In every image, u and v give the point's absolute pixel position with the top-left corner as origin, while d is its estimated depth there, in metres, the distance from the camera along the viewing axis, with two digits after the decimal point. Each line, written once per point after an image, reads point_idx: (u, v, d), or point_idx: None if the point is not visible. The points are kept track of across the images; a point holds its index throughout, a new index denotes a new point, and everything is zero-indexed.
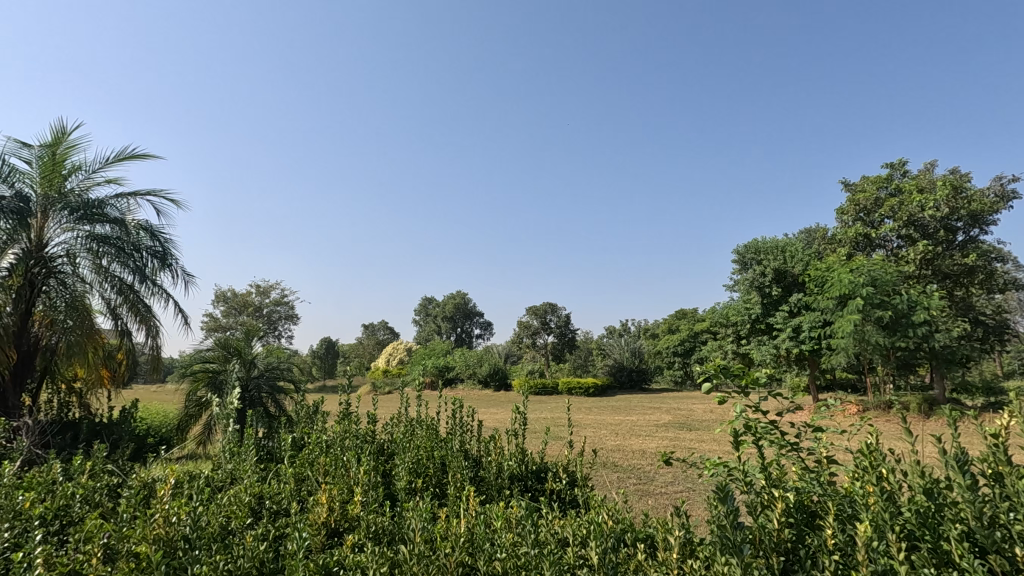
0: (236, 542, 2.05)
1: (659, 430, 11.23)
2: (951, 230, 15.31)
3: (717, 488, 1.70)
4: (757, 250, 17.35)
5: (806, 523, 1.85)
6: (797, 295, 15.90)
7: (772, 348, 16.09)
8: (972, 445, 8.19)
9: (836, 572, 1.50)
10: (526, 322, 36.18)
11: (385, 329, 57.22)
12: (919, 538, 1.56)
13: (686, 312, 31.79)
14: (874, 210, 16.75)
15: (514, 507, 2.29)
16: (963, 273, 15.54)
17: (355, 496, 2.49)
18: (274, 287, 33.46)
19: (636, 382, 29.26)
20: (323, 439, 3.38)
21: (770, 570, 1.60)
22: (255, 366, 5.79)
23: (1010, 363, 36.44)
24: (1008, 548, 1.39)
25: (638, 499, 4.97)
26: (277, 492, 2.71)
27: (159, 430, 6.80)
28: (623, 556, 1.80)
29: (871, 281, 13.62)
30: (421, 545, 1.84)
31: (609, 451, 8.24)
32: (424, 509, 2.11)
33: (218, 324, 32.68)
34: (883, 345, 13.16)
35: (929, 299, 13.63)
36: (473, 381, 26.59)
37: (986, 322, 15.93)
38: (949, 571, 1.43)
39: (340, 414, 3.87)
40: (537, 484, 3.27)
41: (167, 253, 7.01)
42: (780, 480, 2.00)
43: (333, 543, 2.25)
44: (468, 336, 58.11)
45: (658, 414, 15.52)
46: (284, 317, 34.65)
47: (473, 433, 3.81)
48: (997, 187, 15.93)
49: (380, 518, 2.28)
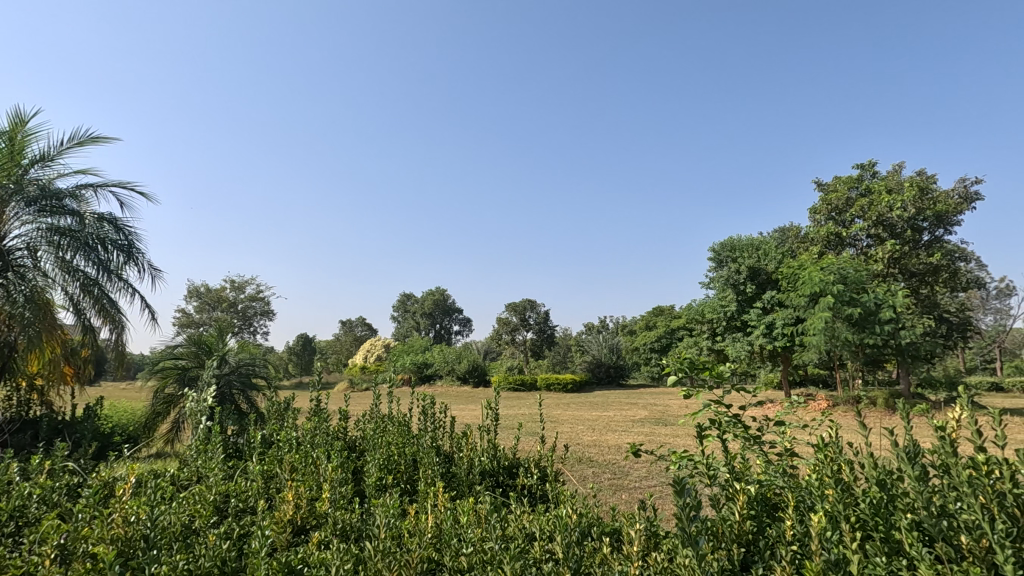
0: (199, 541, 2.01)
1: (635, 426, 11.37)
2: (917, 230, 15.77)
3: (673, 482, 1.72)
4: (732, 248, 17.73)
5: (766, 515, 1.88)
6: (770, 293, 16.21)
7: (746, 344, 16.36)
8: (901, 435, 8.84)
9: (791, 561, 1.53)
10: (505, 319, 36.22)
11: (364, 325, 56.81)
12: (872, 527, 1.60)
13: (663, 309, 32.27)
14: (845, 210, 17.14)
15: (482, 503, 2.28)
16: (929, 272, 16.00)
17: (323, 493, 2.46)
18: (249, 282, 32.92)
19: (614, 378, 29.55)
20: (293, 437, 3.32)
21: (730, 559, 1.64)
22: (226, 363, 5.64)
23: (972, 360, 37.82)
24: (954, 536, 1.44)
25: (611, 494, 5.04)
26: (244, 489, 2.67)
27: (125, 428, 6.62)
28: (589, 550, 1.79)
29: (842, 280, 13.96)
30: (386, 541, 1.83)
31: (584, 447, 8.29)
32: (391, 506, 2.10)
33: (191, 320, 32.05)
34: (852, 341, 13.51)
35: (895, 297, 14.04)
36: (452, 377, 26.55)
37: (950, 320, 16.45)
38: (898, 560, 1.47)
39: (311, 411, 3.82)
40: (509, 479, 3.26)
41: (133, 247, 6.81)
42: (742, 473, 2.04)
43: (299, 540, 2.23)
44: (448, 333, 58.05)
45: (635, 410, 15.68)
46: (260, 313, 34.10)
47: (445, 429, 3.80)
48: (961, 189, 16.45)
49: (347, 514, 2.26)
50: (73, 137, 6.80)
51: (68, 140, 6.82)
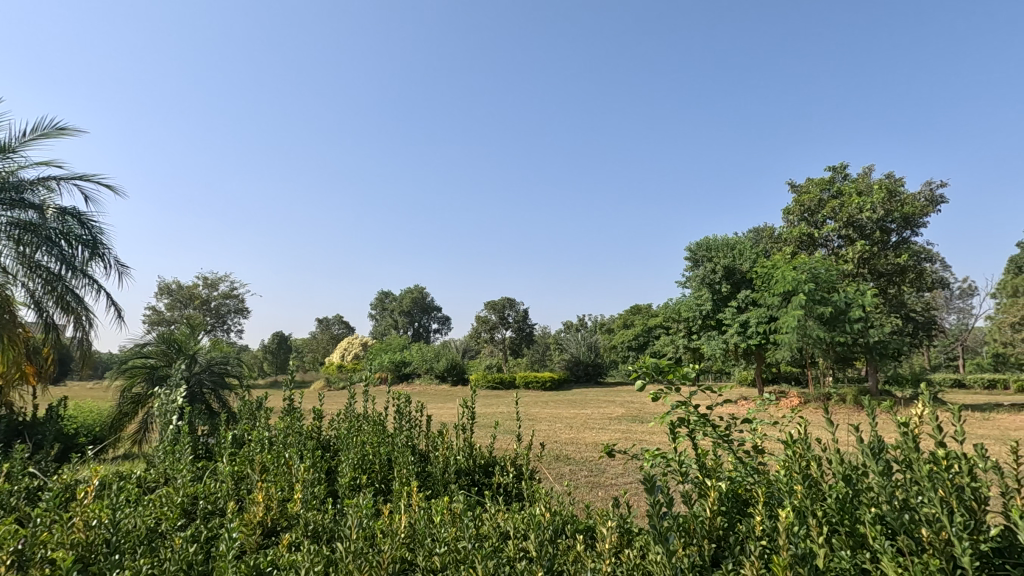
0: (164, 545, 1.96)
1: (612, 424, 11.46)
2: (885, 231, 16.21)
3: (643, 478, 1.73)
4: (708, 248, 18.00)
5: (737, 511, 1.91)
6: (745, 292, 16.49)
7: (721, 342, 16.60)
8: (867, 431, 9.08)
9: (760, 556, 1.55)
10: (484, 317, 36.18)
11: (341, 323, 56.22)
12: (837, 522, 1.63)
13: (641, 308, 32.62)
14: (817, 211, 17.52)
15: (455, 502, 2.27)
16: (896, 273, 16.47)
17: (295, 494, 2.42)
18: (222, 279, 32.27)
19: (591, 376, 29.74)
20: (265, 436, 3.26)
21: (702, 555, 1.66)
22: (197, 362, 5.52)
23: (936, 357, 39.07)
24: (915, 529, 1.48)
25: (587, 491, 5.08)
26: (214, 490, 2.61)
27: (91, 429, 6.44)
28: (563, 548, 1.79)
29: (813, 279, 14.28)
30: (359, 542, 1.81)
31: (561, 445, 8.32)
32: (365, 506, 2.08)
33: (162, 318, 31.32)
34: (823, 338, 13.83)
35: (865, 296, 14.43)
36: (431, 376, 26.43)
37: (915, 318, 16.94)
38: (863, 553, 1.51)
39: (284, 411, 3.75)
40: (484, 478, 3.26)
41: (98, 243, 6.60)
42: (714, 469, 2.07)
43: (269, 542, 2.19)
44: (426, 331, 57.77)
45: (612, 408, 15.81)
46: (234, 311, 33.46)
47: (420, 428, 3.78)
48: (927, 192, 16.98)
49: (319, 515, 2.22)
50: (36, 129, 6.58)
51: (30, 132, 6.59)
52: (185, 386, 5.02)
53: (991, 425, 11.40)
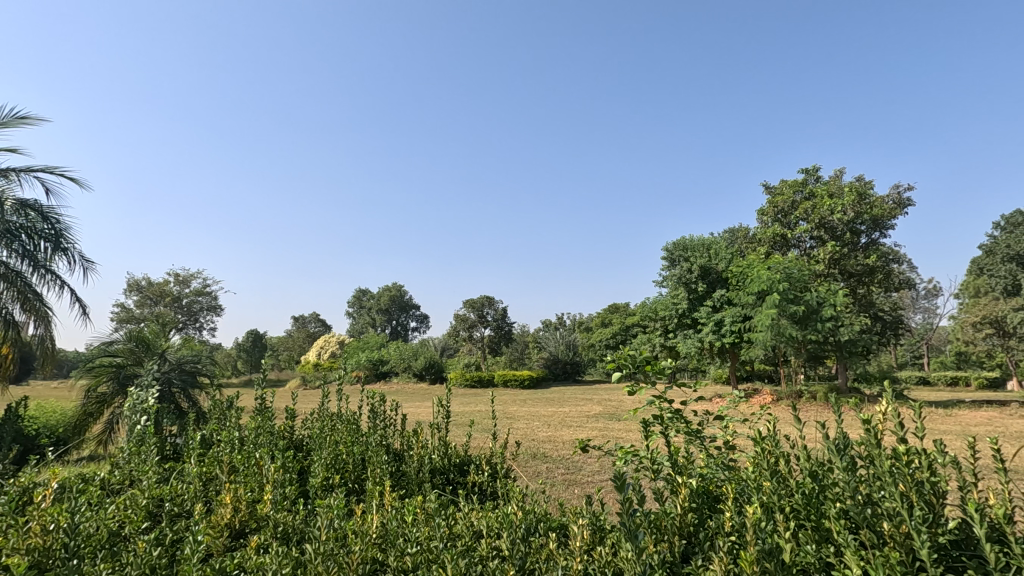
0: (126, 549, 1.90)
1: (590, 422, 11.55)
2: (855, 233, 16.63)
3: (614, 477, 1.73)
4: (684, 248, 18.24)
5: (708, 507, 1.93)
6: (720, 291, 16.75)
7: (697, 340, 16.83)
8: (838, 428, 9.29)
9: (728, 552, 1.56)
10: (462, 315, 36.09)
11: (317, 321, 55.53)
12: (803, 517, 1.66)
13: (619, 307, 32.94)
14: (790, 212, 17.89)
15: (429, 502, 2.25)
16: (865, 273, 16.91)
17: (265, 494, 2.38)
18: (194, 276, 31.58)
19: (570, 374, 29.92)
20: (235, 436, 3.20)
21: (672, 551, 1.68)
22: (166, 361, 5.39)
23: (903, 355, 40.25)
24: (876, 523, 1.52)
25: (563, 489, 5.10)
26: (181, 492, 2.55)
27: (54, 429, 6.23)
28: (536, 546, 1.79)
29: (786, 279, 14.57)
30: (329, 543, 1.78)
31: (538, 443, 8.35)
32: (336, 507, 2.05)
33: (131, 315, 30.50)
34: (796, 337, 14.12)
35: (836, 296, 14.78)
36: (408, 374, 26.27)
37: (884, 318, 17.38)
38: (828, 546, 1.54)
39: (256, 410, 3.68)
40: (459, 476, 3.24)
41: (61, 237, 6.40)
42: (686, 466, 2.09)
43: (236, 545, 2.13)
44: (404, 329, 57.40)
45: (590, 406, 15.92)
46: (206, 309, 32.73)
47: (395, 427, 3.75)
48: (895, 196, 17.48)
49: (289, 516, 2.19)
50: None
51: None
52: (155, 385, 4.90)
53: (954, 421, 11.78)
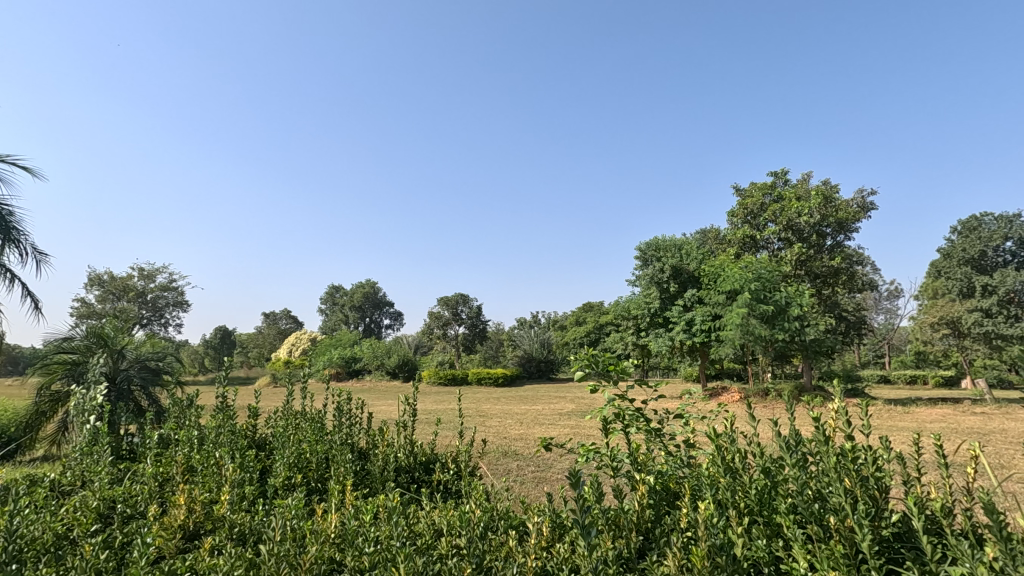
0: (73, 552, 1.85)
1: (562, 419, 11.62)
2: (821, 235, 17.10)
3: (568, 473, 1.71)
4: (657, 248, 18.48)
5: (666, 503, 1.96)
6: (692, 291, 17.01)
7: (668, 339, 17.05)
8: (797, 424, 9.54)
9: (681, 547, 1.58)
10: (437, 313, 35.91)
11: (288, 318, 54.58)
12: (756, 513, 1.69)
13: (593, 305, 33.24)
14: (759, 214, 18.28)
15: (390, 500, 2.23)
16: (830, 274, 17.38)
17: (221, 495, 2.33)
18: (160, 270, 30.66)
19: (544, 372, 30.10)
20: (194, 435, 3.11)
21: (629, 546, 1.71)
22: (125, 357, 5.22)
23: (865, 354, 41.54)
24: (823, 518, 1.56)
25: (532, 487, 5.13)
26: (135, 493, 2.48)
27: (7, 428, 6.00)
28: (495, 544, 1.79)
29: (756, 279, 14.88)
30: (283, 544, 1.74)
31: (509, 441, 8.38)
32: (296, 507, 2.01)
33: (92, 310, 29.51)
34: (764, 336, 14.42)
35: (803, 296, 15.20)
36: (382, 372, 26.08)
37: (848, 318, 17.86)
38: (777, 541, 1.58)
39: (217, 408, 3.59)
40: (425, 475, 3.22)
41: (10, 229, 6.14)
42: (644, 464, 2.12)
43: (190, 546, 2.09)
44: (377, 326, 56.87)
45: (563, 404, 16.02)
46: (172, 304, 31.82)
47: (361, 426, 3.69)
48: (859, 199, 17.99)
49: (246, 517, 2.15)
50: None
51: None
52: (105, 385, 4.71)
53: (912, 418, 12.16)
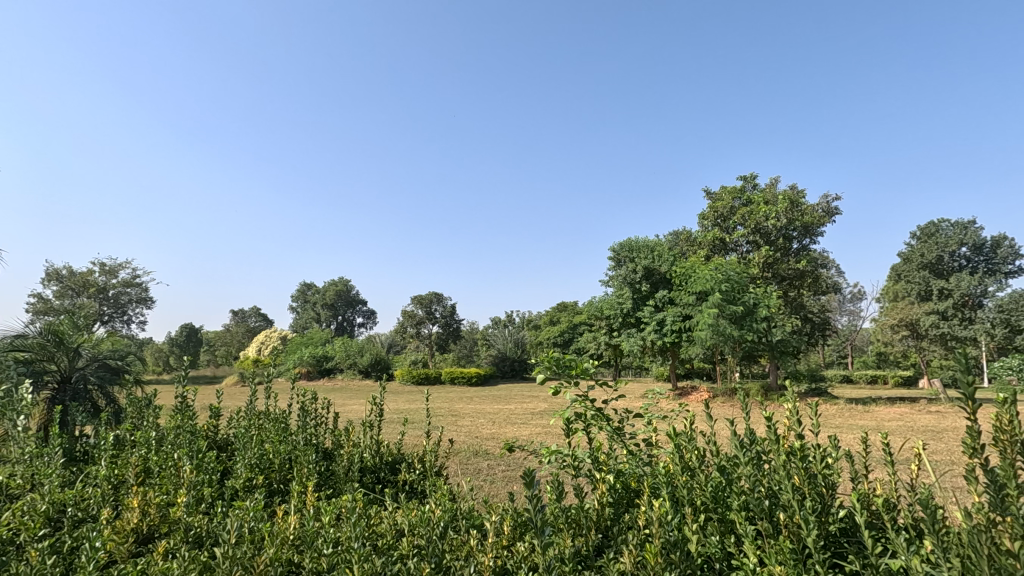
0: (18, 558, 1.78)
1: (534, 419, 11.65)
2: (788, 238, 17.58)
3: (524, 474, 1.70)
4: (630, 249, 18.70)
5: (626, 502, 1.99)
6: (663, 292, 17.25)
7: (640, 339, 17.27)
8: (760, 423, 9.79)
9: (636, 544, 1.61)
10: (410, 312, 35.67)
11: (257, 316, 53.54)
12: (712, 510, 1.74)
13: (567, 305, 33.49)
14: (729, 217, 18.68)
15: (352, 500, 2.21)
16: (796, 277, 17.87)
17: (178, 497, 2.27)
18: (123, 265, 29.68)
19: (517, 372, 30.19)
20: (152, 436, 3.04)
21: (588, 543, 1.74)
22: (81, 356, 5.04)
23: (829, 355, 42.77)
24: (772, 514, 1.61)
25: (501, 487, 5.15)
26: (87, 496, 2.40)
27: None
28: (457, 544, 1.79)
29: (726, 281, 15.18)
30: (240, 545, 1.72)
31: (480, 440, 8.36)
32: (255, 510, 1.97)
33: (49, 306, 28.41)
34: (734, 336, 14.69)
35: (770, 298, 15.60)
36: (354, 371, 25.79)
37: (813, 320, 18.36)
38: (730, 538, 1.63)
39: (176, 409, 3.49)
40: (390, 475, 3.21)
41: None
42: (604, 464, 2.16)
43: (143, 550, 2.04)
44: (349, 325, 56.21)
45: (535, 403, 16.12)
46: (135, 301, 30.86)
47: (327, 426, 3.66)
48: (824, 204, 18.52)
49: (203, 519, 2.10)
50: None
51: None
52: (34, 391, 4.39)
53: (872, 417, 12.55)
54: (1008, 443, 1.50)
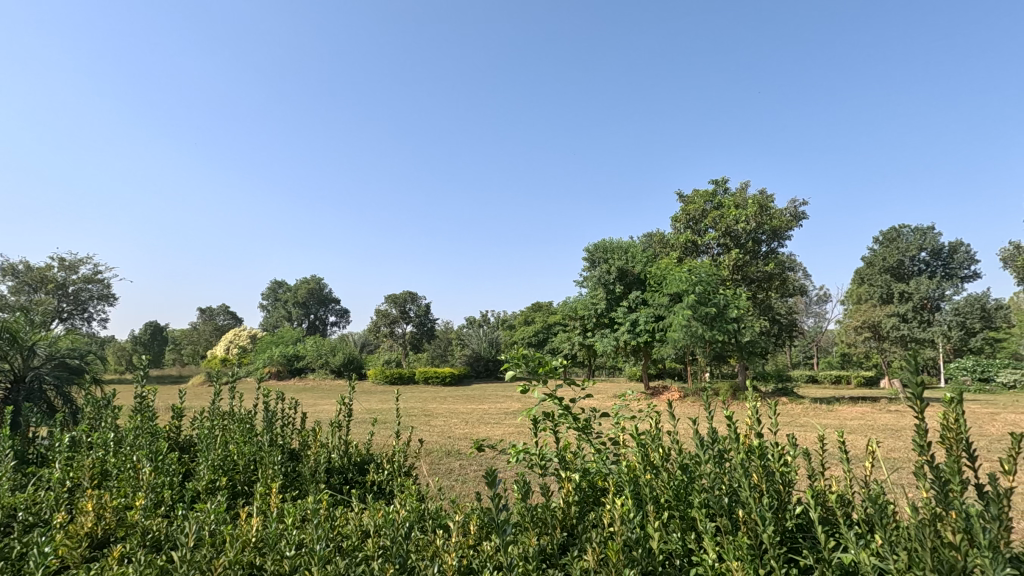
0: None
1: (507, 419, 11.64)
2: (756, 242, 17.98)
3: (486, 472, 1.70)
4: (605, 250, 18.86)
5: (591, 501, 2.01)
6: (637, 293, 17.42)
7: (613, 339, 17.42)
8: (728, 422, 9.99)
9: (599, 543, 1.63)
10: (384, 311, 35.31)
11: (226, 313, 52.39)
12: (674, 508, 1.77)
13: (542, 305, 33.64)
14: (700, 220, 19.00)
15: (317, 503, 2.17)
16: (764, 279, 18.27)
17: (136, 501, 2.21)
18: (83, 260, 28.62)
19: (491, 372, 30.21)
20: (110, 438, 2.94)
21: (554, 542, 1.76)
22: (36, 355, 4.84)
23: (796, 356, 43.94)
24: (732, 513, 1.64)
25: (471, 486, 5.15)
26: (38, 501, 2.31)
27: None
28: (422, 544, 1.78)
29: (698, 283, 15.41)
30: (198, 548, 1.68)
31: (452, 440, 8.34)
32: (216, 513, 1.92)
33: (4, 303, 27.22)
34: (705, 337, 14.95)
35: (739, 300, 15.94)
36: (325, 371, 25.39)
37: (780, 321, 18.83)
38: (691, 534, 1.66)
39: (135, 409, 3.38)
40: (359, 476, 3.18)
41: None
42: (571, 462, 2.18)
43: (97, 555, 1.98)
44: (322, 323, 55.35)
45: (508, 403, 16.11)
46: (96, 297, 29.85)
47: (294, 426, 3.60)
48: (791, 209, 18.97)
49: (162, 523, 2.05)
50: None
51: None
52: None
53: (835, 416, 12.91)
54: (954, 441, 1.56)
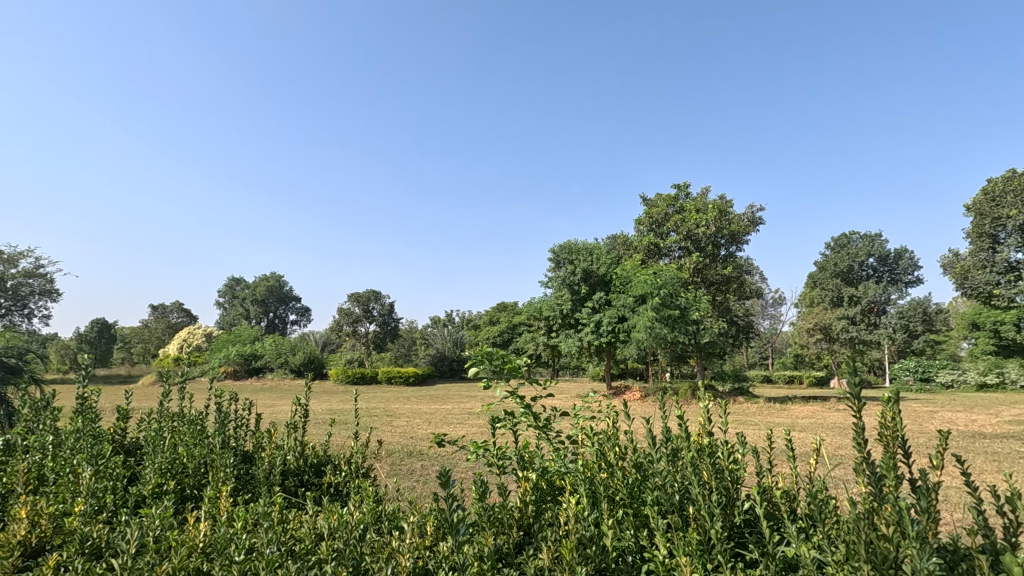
0: None
1: (471, 419, 11.60)
2: (716, 246, 18.48)
3: (441, 473, 1.68)
4: (570, 251, 19.01)
5: (548, 498, 2.03)
6: (601, 294, 17.64)
7: (577, 340, 17.58)
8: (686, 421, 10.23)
9: (554, 541, 1.64)
10: (346, 310, 34.68)
11: (180, 311, 50.50)
12: (627, 506, 1.81)
13: (507, 305, 33.70)
14: (663, 223, 19.40)
15: (268, 505, 2.12)
16: (723, 282, 18.77)
17: (75, 507, 2.10)
18: (23, 254, 27.05)
19: (455, 372, 30.10)
20: (47, 442, 2.79)
21: (509, 541, 1.76)
22: None
23: (752, 356, 45.37)
24: (685, 510, 1.68)
25: (433, 486, 5.14)
26: None
27: None
28: (378, 546, 1.76)
29: (661, 286, 15.72)
30: (140, 555, 1.62)
31: (414, 441, 8.27)
32: (161, 518, 1.85)
33: None
34: (666, 338, 15.27)
35: (700, 302, 16.35)
36: (285, 370, 24.76)
37: (738, 323, 19.41)
38: (643, 531, 1.70)
39: (76, 410, 3.21)
40: (314, 478, 3.12)
41: None
42: (529, 461, 2.19)
43: (28, 566, 1.87)
44: (281, 321, 53.98)
45: (472, 403, 16.06)
46: (37, 293, 28.30)
47: (247, 427, 3.50)
48: (749, 214, 19.58)
49: (102, 530, 1.95)
50: None
51: None
52: None
53: (787, 415, 13.41)
54: (890, 438, 1.64)
